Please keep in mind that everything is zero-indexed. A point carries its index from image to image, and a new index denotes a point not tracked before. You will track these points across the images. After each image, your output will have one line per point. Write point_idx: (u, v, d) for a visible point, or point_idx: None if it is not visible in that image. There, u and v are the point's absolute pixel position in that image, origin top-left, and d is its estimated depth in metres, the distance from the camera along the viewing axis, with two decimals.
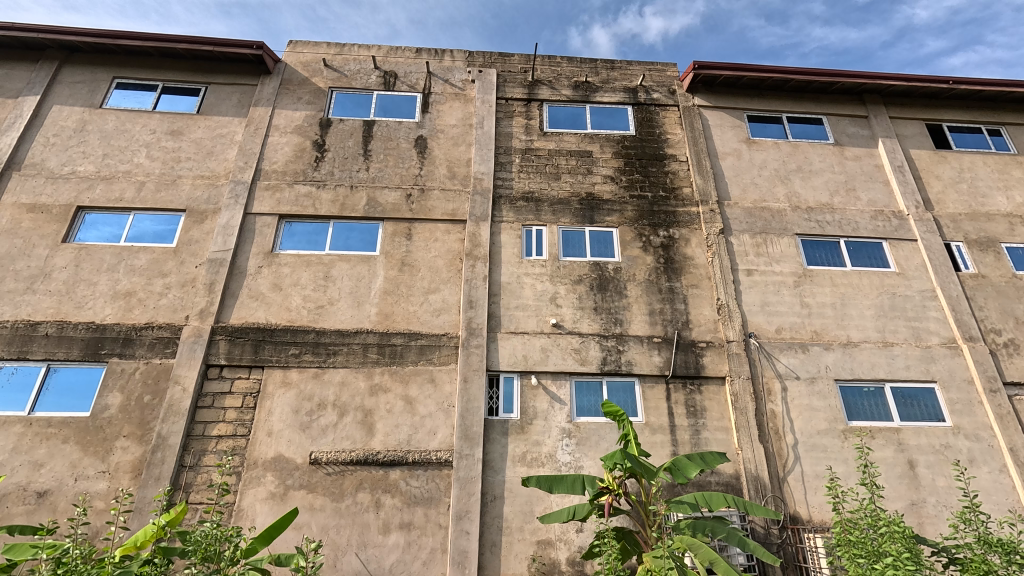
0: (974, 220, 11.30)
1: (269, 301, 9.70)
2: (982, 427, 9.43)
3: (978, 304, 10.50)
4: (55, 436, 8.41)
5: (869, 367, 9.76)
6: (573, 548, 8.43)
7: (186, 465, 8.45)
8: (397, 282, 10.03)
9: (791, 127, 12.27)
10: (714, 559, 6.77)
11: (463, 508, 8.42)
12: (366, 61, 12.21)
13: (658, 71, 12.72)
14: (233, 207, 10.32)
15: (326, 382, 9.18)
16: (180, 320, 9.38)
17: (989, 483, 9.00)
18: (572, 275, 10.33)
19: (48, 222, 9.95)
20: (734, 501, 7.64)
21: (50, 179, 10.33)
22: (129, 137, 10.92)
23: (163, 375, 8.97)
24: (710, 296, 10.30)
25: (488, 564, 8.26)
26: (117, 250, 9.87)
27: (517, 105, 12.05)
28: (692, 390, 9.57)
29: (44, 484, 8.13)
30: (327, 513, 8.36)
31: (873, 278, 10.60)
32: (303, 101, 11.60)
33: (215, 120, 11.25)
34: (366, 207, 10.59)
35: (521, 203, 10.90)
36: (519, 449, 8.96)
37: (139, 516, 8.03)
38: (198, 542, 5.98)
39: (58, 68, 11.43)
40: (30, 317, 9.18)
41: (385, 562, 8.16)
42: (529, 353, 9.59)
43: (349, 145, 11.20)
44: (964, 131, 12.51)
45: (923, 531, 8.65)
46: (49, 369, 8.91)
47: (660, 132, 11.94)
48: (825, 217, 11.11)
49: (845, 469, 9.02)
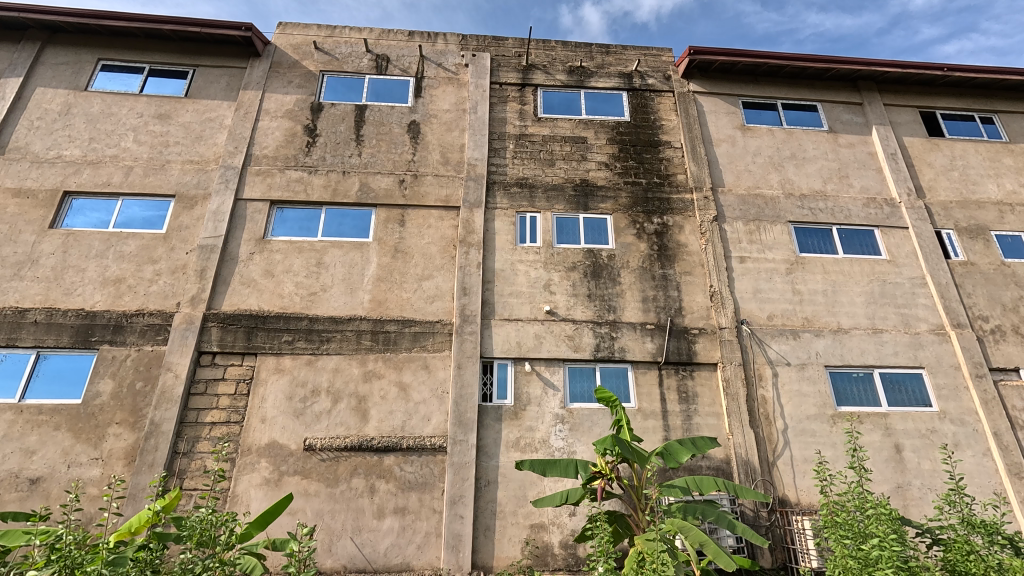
0: (965, 207, 11.38)
1: (261, 288, 9.63)
2: (967, 412, 9.60)
3: (967, 291, 10.62)
4: (46, 424, 8.37)
5: (859, 353, 9.87)
6: (567, 531, 8.56)
7: (180, 452, 8.45)
8: (390, 269, 9.98)
9: (785, 113, 12.24)
10: (704, 542, 6.91)
11: (457, 493, 8.52)
12: (357, 44, 12.00)
13: (654, 56, 12.60)
14: (223, 193, 10.19)
15: (319, 369, 9.17)
16: (171, 307, 9.31)
17: (973, 466, 9.20)
18: (566, 262, 10.33)
19: (34, 207, 9.80)
20: (724, 485, 7.74)
21: (35, 164, 10.14)
22: (116, 121, 10.72)
23: (155, 362, 8.93)
24: (703, 284, 10.34)
25: (482, 548, 8.36)
26: (106, 236, 9.74)
27: (511, 89, 11.92)
28: (684, 375, 9.65)
29: (36, 471, 8.11)
30: (321, 499, 8.41)
31: (864, 266, 10.69)
32: (293, 84, 11.42)
33: (204, 103, 11.05)
34: (358, 192, 10.50)
35: (515, 189, 10.84)
36: (513, 434, 9.03)
37: (134, 502, 8.06)
38: (193, 527, 5.98)
39: (40, 50, 11.16)
40: (17, 304, 9.06)
41: (380, 546, 8.25)
42: (523, 340, 9.61)
43: (340, 130, 11.06)
44: (956, 119, 12.54)
45: (907, 513, 8.85)
46: (38, 356, 8.83)
47: (655, 118, 11.88)
48: (818, 204, 11.14)
49: (833, 453, 9.18)
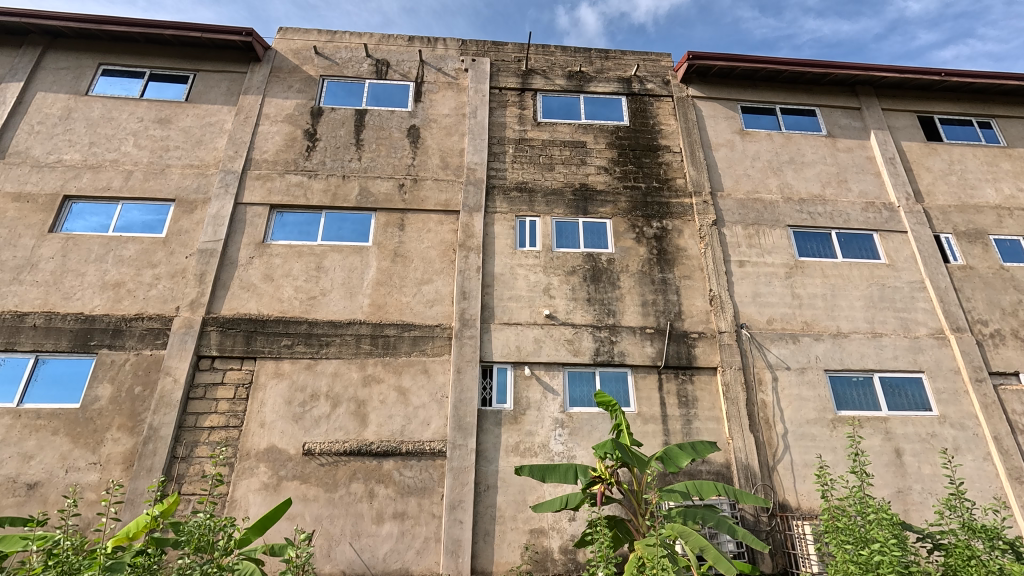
0: (964, 212, 11.42)
1: (260, 292, 9.63)
2: (967, 416, 9.59)
3: (966, 295, 10.63)
4: (44, 428, 8.35)
5: (859, 357, 9.87)
6: (566, 536, 8.53)
7: (178, 456, 8.43)
8: (389, 273, 9.99)
9: (784, 118, 12.27)
10: (704, 546, 6.86)
11: (457, 498, 8.49)
12: (357, 49, 12.04)
13: (653, 61, 12.64)
14: (222, 197, 10.20)
15: (318, 373, 9.16)
16: (171, 311, 9.31)
17: (973, 471, 9.19)
18: (565, 266, 10.33)
19: (33, 211, 9.80)
20: (724, 489, 7.72)
21: (35, 168, 10.15)
22: (116, 126, 10.73)
23: (154, 366, 8.91)
24: (703, 287, 10.34)
25: (481, 553, 8.33)
26: (105, 240, 9.74)
27: (510, 94, 11.95)
28: (684, 380, 9.64)
29: (34, 476, 8.08)
30: (320, 504, 8.38)
31: (862, 269, 10.70)
32: (293, 89, 11.45)
33: (204, 108, 11.08)
34: (358, 197, 10.51)
35: (514, 193, 10.86)
36: (512, 438, 9.01)
37: (132, 507, 8.04)
38: (191, 532, 5.87)
39: (41, 54, 11.20)
40: (16, 308, 9.05)
41: (378, 552, 8.22)
42: (523, 344, 9.60)
43: (340, 134, 11.09)
44: (954, 123, 12.59)
45: (908, 518, 8.83)
46: (37, 361, 8.82)
47: (654, 123, 11.91)
48: (817, 208, 11.16)
49: (834, 457, 9.16)
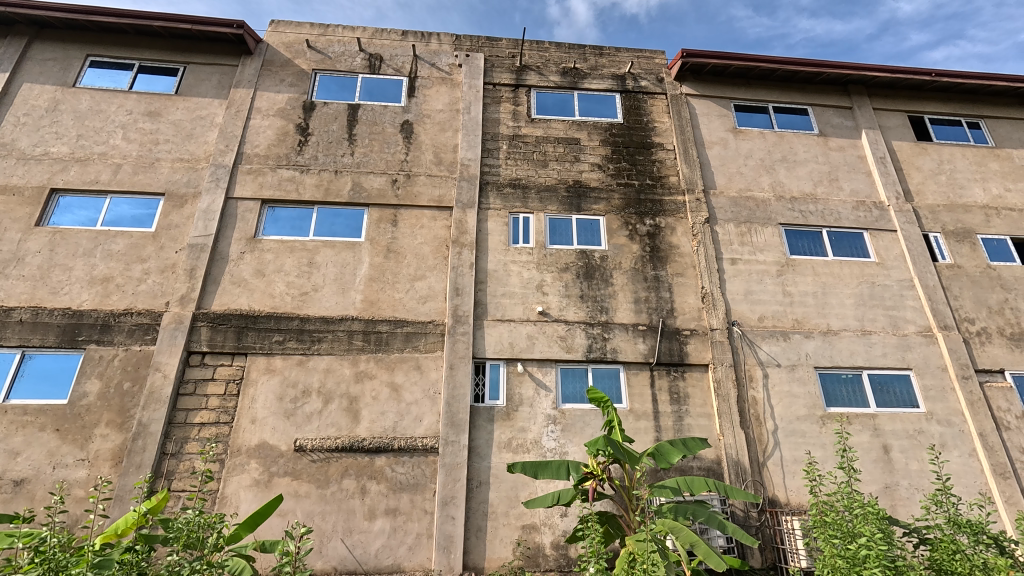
0: (952, 211, 11.54)
1: (252, 287, 9.56)
2: (954, 413, 9.72)
3: (954, 293, 10.76)
4: (31, 424, 8.25)
5: (848, 355, 9.97)
6: (558, 532, 8.56)
7: (168, 452, 8.36)
8: (382, 270, 9.94)
9: (776, 116, 12.33)
10: (694, 542, 6.91)
11: (449, 494, 8.48)
12: (350, 43, 11.93)
13: (647, 58, 12.66)
14: (213, 191, 10.11)
15: (310, 369, 9.11)
16: (160, 306, 9.21)
17: (959, 466, 9.32)
18: (558, 263, 10.34)
19: (20, 205, 9.66)
20: (715, 484, 7.76)
21: (21, 161, 10.00)
22: (104, 118, 10.59)
23: (143, 362, 8.83)
24: (695, 285, 10.38)
25: (473, 548, 8.35)
26: (93, 234, 9.62)
27: (504, 90, 11.93)
28: (676, 376, 9.70)
29: (21, 473, 8.00)
30: (311, 500, 8.35)
31: (852, 268, 10.79)
32: (285, 83, 11.34)
33: (195, 101, 10.95)
34: (350, 192, 10.45)
35: (508, 190, 10.85)
36: (504, 435, 9.02)
37: (120, 504, 7.97)
38: (180, 528, 5.87)
39: (28, 45, 11.01)
40: (3, 303, 8.93)
41: (371, 547, 8.21)
42: (515, 341, 9.61)
43: (333, 129, 11.01)
44: (943, 123, 12.71)
45: (895, 513, 8.94)
46: (23, 356, 8.70)
47: (648, 120, 11.93)
48: (808, 207, 11.24)
49: (823, 454, 9.24)
